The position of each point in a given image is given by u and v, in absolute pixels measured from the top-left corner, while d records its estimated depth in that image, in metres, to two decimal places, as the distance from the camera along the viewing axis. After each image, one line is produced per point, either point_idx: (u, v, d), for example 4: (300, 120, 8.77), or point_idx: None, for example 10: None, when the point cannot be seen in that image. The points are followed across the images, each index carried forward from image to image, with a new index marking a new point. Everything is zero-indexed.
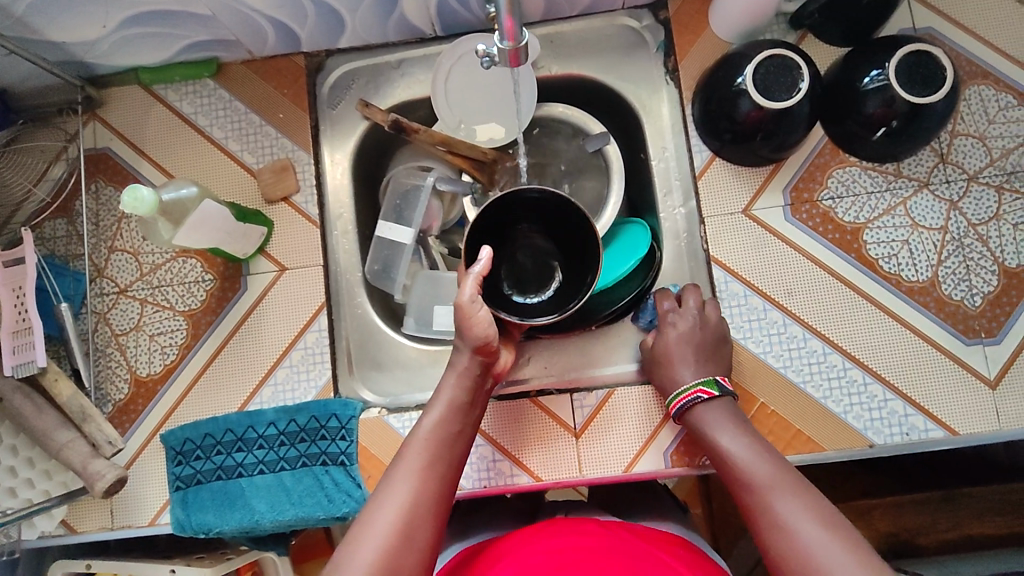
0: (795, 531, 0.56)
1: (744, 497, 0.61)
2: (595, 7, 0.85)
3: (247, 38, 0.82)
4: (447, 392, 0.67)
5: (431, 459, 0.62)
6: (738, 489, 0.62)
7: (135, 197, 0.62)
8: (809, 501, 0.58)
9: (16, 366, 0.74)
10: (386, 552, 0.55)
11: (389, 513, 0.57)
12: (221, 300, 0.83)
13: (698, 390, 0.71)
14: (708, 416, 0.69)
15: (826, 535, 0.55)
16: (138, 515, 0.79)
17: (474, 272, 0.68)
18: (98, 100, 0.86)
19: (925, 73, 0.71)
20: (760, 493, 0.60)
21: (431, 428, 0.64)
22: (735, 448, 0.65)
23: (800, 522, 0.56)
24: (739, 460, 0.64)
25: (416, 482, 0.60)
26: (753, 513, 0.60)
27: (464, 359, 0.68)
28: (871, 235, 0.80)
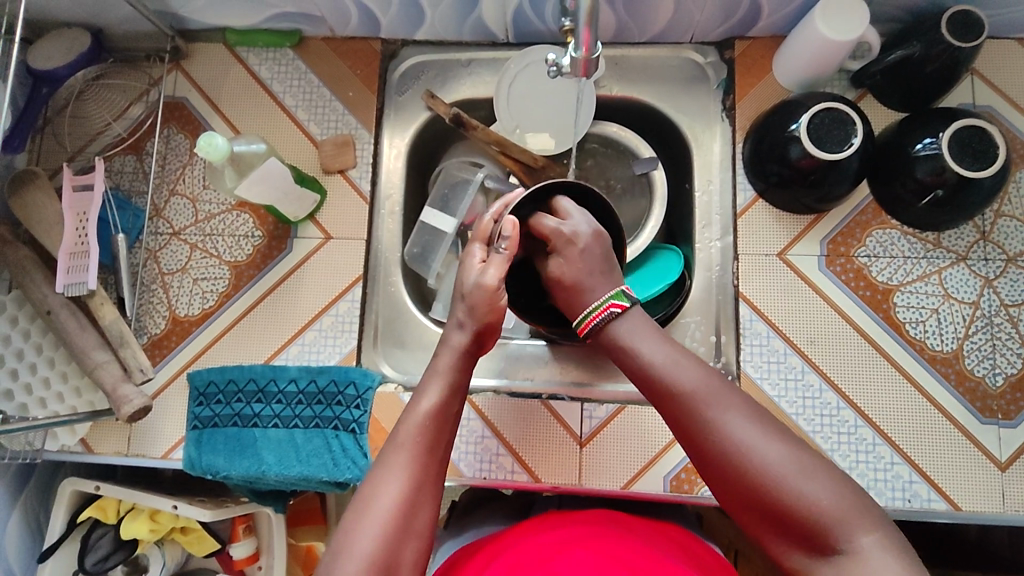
0: (734, 432, 0.53)
1: (670, 404, 0.57)
2: (665, 36, 0.88)
3: (331, 15, 0.86)
4: (444, 373, 0.65)
5: (425, 440, 0.60)
6: (662, 398, 0.57)
7: (210, 143, 0.67)
8: (748, 401, 0.55)
9: (66, 285, 0.78)
10: (383, 541, 0.54)
11: (385, 502, 0.56)
12: (266, 256, 0.87)
13: (610, 307, 0.64)
14: (622, 329, 0.62)
15: (771, 437, 0.52)
16: (153, 446, 0.83)
17: (501, 255, 0.69)
18: (184, 52, 0.91)
19: (977, 148, 0.72)
20: (689, 398, 0.55)
21: (429, 412, 0.62)
22: (651, 355, 0.59)
23: (740, 421, 0.53)
24: (659, 367, 0.58)
25: (413, 468, 0.58)
26: (686, 422, 0.55)
27: (463, 338, 0.68)
28: (902, 298, 0.80)
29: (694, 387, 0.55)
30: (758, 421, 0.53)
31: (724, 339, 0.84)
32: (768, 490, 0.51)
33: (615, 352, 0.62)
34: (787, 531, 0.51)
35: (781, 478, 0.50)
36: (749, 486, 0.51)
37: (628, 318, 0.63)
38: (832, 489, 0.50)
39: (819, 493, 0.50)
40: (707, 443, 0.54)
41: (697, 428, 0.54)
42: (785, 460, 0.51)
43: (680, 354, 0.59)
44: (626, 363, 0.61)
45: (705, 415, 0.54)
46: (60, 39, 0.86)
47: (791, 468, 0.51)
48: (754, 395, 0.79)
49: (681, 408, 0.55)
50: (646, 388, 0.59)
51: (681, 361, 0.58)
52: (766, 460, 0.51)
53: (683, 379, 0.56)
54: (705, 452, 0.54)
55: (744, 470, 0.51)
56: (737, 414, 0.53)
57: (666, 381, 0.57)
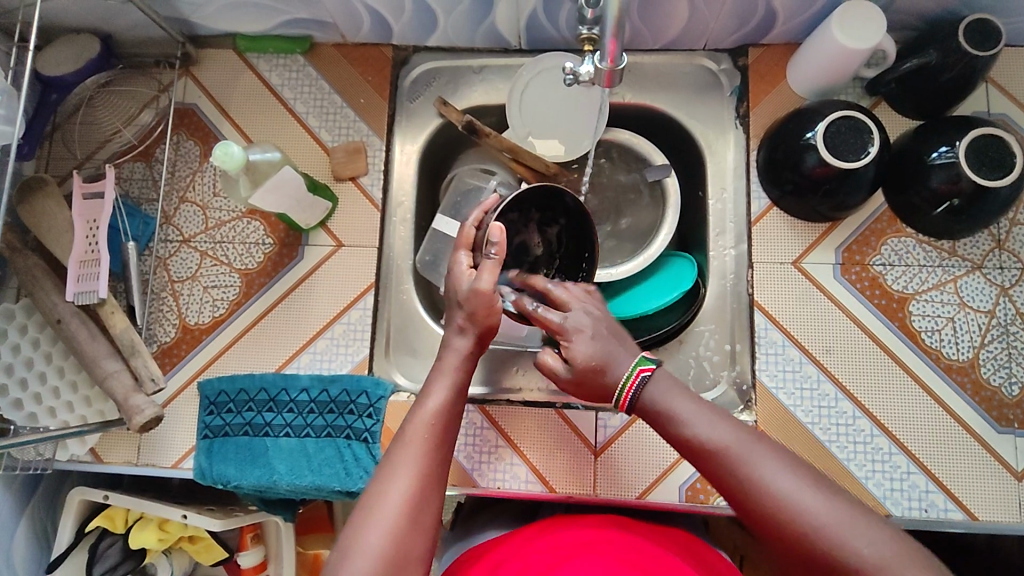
0: (777, 489, 0.50)
1: (708, 464, 0.54)
2: (679, 43, 0.88)
3: (343, 22, 0.86)
4: (450, 369, 0.64)
5: (435, 436, 0.59)
6: (699, 460, 0.54)
7: (225, 152, 0.67)
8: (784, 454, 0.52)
9: (77, 294, 0.77)
10: (393, 536, 0.53)
11: (395, 497, 0.54)
12: (277, 264, 0.86)
13: (639, 373, 0.60)
14: (649, 389, 0.59)
15: (815, 489, 0.50)
16: (163, 456, 0.82)
17: (491, 260, 0.66)
18: (194, 59, 0.90)
19: (994, 157, 0.72)
20: (726, 456, 0.53)
21: (437, 409, 0.61)
22: (682, 413, 0.56)
23: (778, 474, 0.51)
24: (692, 425, 0.55)
25: (422, 464, 0.57)
26: (727, 481, 0.52)
27: (467, 342, 0.66)
28: (917, 306, 0.80)
29: (729, 443, 0.53)
30: (801, 473, 0.51)
31: (738, 347, 0.83)
32: (815, 546, 0.48)
33: (648, 415, 0.59)
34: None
35: (830, 533, 0.47)
36: (799, 543, 0.48)
37: (657, 378, 0.60)
38: (885, 540, 0.47)
39: (864, 544, 0.47)
40: (750, 502, 0.51)
41: (736, 487, 0.52)
42: (829, 512, 0.48)
43: (716, 412, 0.56)
44: (659, 425, 0.58)
45: (744, 473, 0.51)
46: (70, 44, 0.86)
47: (838, 520, 0.48)
48: (769, 404, 0.79)
49: (719, 467, 0.53)
50: (680, 448, 0.56)
51: (719, 417, 0.55)
52: (808, 514, 0.48)
53: (717, 437, 0.54)
54: (749, 512, 0.51)
55: (790, 526, 0.49)
56: (775, 467, 0.51)
57: (701, 440, 0.54)
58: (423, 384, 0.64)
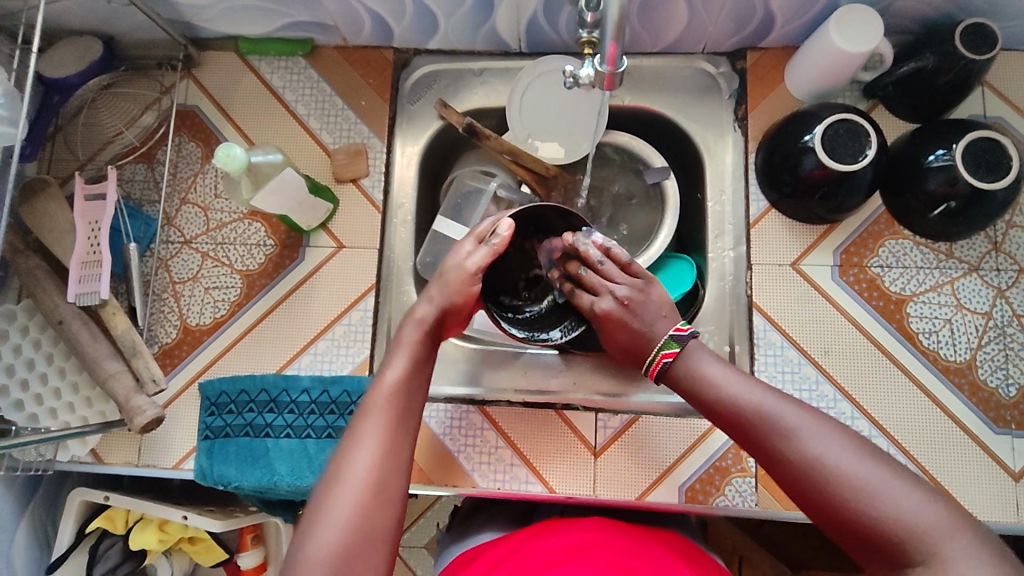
0: (812, 448, 0.51)
1: (744, 428, 0.55)
2: (678, 46, 0.88)
3: (344, 25, 0.86)
4: (409, 342, 0.64)
5: (395, 409, 0.58)
6: (737, 426, 0.56)
7: (228, 154, 0.68)
8: (824, 417, 0.53)
9: (79, 294, 0.78)
10: (360, 507, 0.52)
11: (360, 468, 0.54)
12: (278, 265, 0.86)
13: (661, 357, 0.63)
14: (687, 363, 0.61)
15: (850, 447, 0.51)
16: (164, 457, 0.83)
17: (489, 246, 0.67)
18: (196, 61, 0.91)
19: (990, 160, 0.72)
20: (761, 420, 0.54)
21: (396, 381, 0.60)
22: (718, 383, 0.58)
23: (815, 434, 0.52)
24: (728, 392, 0.57)
25: (385, 436, 0.57)
26: (763, 447, 0.54)
27: (428, 311, 0.66)
28: (915, 308, 0.81)
29: (765, 409, 0.54)
30: (837, 433, 0.52)
31: (737, 349, 0.83)
32: (852, 507, 0.48)
33: (685, 389, 0.61)
34: (877, 552, 0.48)
35: (868, 492, 0.48)
36: (838, 505, 0.49)
37: (694, 352, 0.62)
38: (919, 501, 0.47)
39: (902, 501, 0.47)
40: (787, 462, 0.52)
41: (772, 450, 0.53)
42: (865, 469, 0.49)
43: (749, 381, 0.58)
44: (694, 395, 0.60)
45: (782, 437, 0.53)
46: (72, 47, 0.87)
47: (875, 482, 0.48)
48: None
49: (755, 433, 0.54)
50: (717, 415, 0.58)
51: (752, 384, 0.57)
52: (844, 470, 0.49)
53: (755, 402, 0.55)
54: (786, 477, 0.52)
55: (827, 485, 0.50)
56: (812, 430, 0.52)
57: (736, 405, 0.56)
58: (384, 358, 0.64)
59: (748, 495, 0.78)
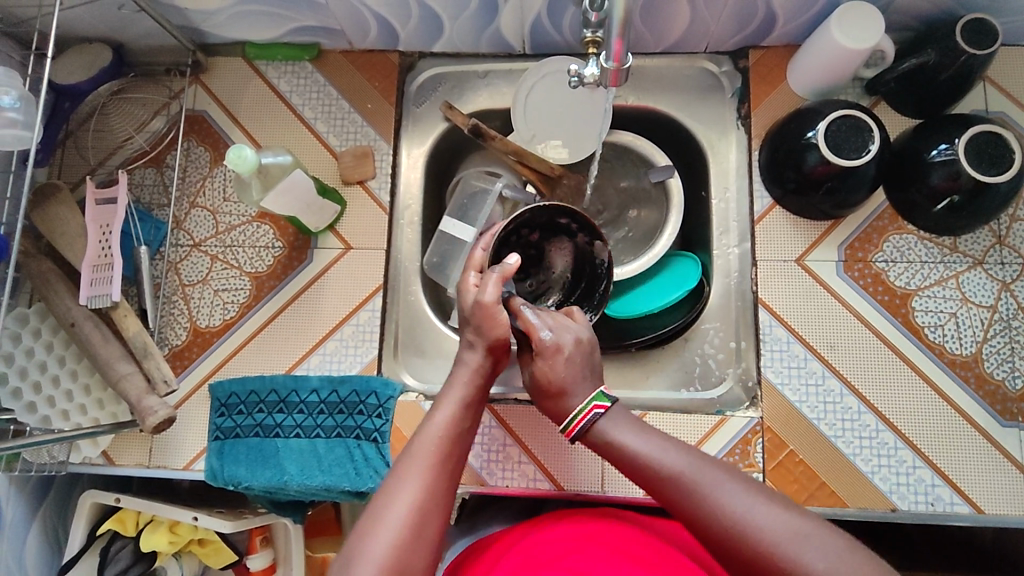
0: (731, 505, 0.52)
1: (658, 488, 0.57)
2: (680, 46, 0.89)
3: (350, 29, 0.87)
4: (457, 388, 0.66)
5: (442, 452, 0.60)
6: (652, 487, 0.57)
7: (239, 156, 0.69)
8: (738, 475, 0.55)
9: (90, 297, 0.79)
10: (397, 546, 0.53)
11: (399, 511, 0.55)
12: (287, 266, 0.87)
13: (591, 409, 0.62)
14: (607, 425, 0.62)
15: (768, 504, 0.52)
16: (175, 458, 0.83)
17: (496, 271, 0.68)
18: (204, 66, 0.92)
19: (993, 153, 0.73)
20: (678, 483, 0.55)
21: (443, 424, 0.62)
22: (635, 443, 0.59)
23: (731, 491, 0.53)
24: (647, 454, 0.58)
25: (429, 477, 0.58)
26: (683, 507, 0.55)
27: (477, 357, 0.67)
28: (920, 302, 0.81)
29: (686, 467, 0.56)
30: (753, 490, 0.54)
31: (743, 345, 0.84)
32: (772, 563, 0.49)
33: (609, 452, 0.61)
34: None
35: (782, 548, 0.49)
36: (756, 562, 0.50)
37: (616, 414, 0.62)
38: (839, 556, 0.48)
39: (817, 556, 0.48)
40: (705, 519, 0.53)
41: (694, 513, 0.54)
42: (781, 526, 0.51)
43: (668, 441, 0.59)
44: (616, 460, 0.60)
45: (703, 496, 0.54)
46: (83, 54, 0.88)
47: (790, 535, 0.50)
48: (775, 399, 0.80)
49: (674, 496, 0.55)
50: (636, 478, 0.59)
51: (670, 445, 0.59)
52: (763, 529, 0.51)
53: (672, 464, 0.57)
54: (712, 540, 0.52)
55: (745, 540, 0.51)
56: (730, 488, 0.54)
57: (657, 467, 0.57)
58: (432, 403, 0.65)
59: None
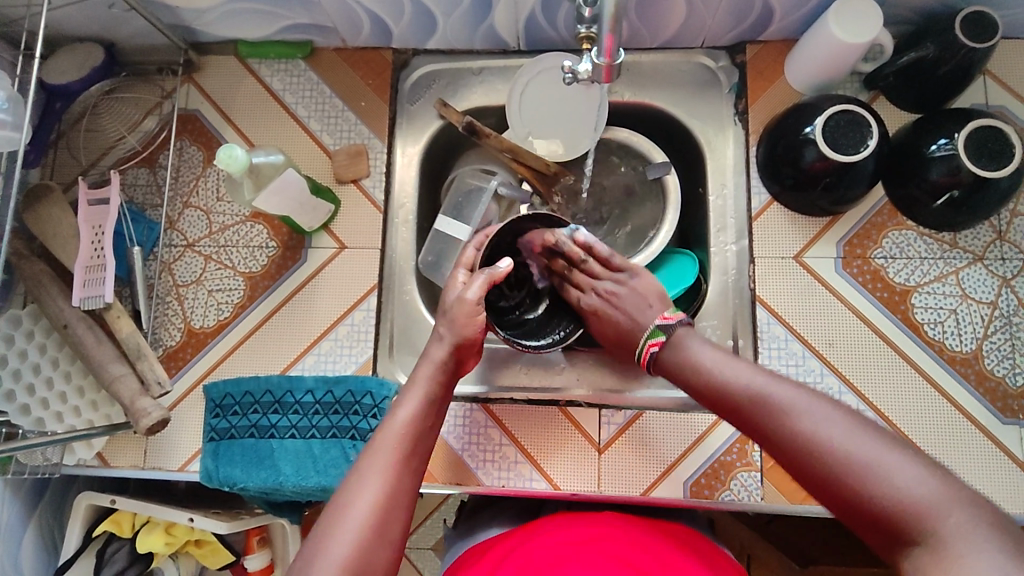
0: (806, 424, 0.51)
1: (733, 409, 0.57)
2: (677, 42, 0.89)
3: (343, 26, 0.87)
4: (421, 382, 0.65)
5: (403, 447, 0.59)
6: (726, 407, 0.57)
7: (229, 155, 0.68)
8: (819, 396, 0.53)
9: (83, 299, 0.78)
10: (359, 546, 0.53)
11: (360, 511, 0.55)
12: (281, 266, 0.87)
13: (649, 345, 0.66)
14: (680, 350, 0.64)
15: (846, 423, 0.50)
16: (170, 459, 0.83)
17: (486, 274, 0.70)
18: (196, 65, 0.91)
19: (994, 148, 0.72)
20: (758, 400, 0.55)
21: (407, 420, 0.62)
22: (710, 366, 0.60)
23: (808, 410, 0.52)
24: (723, 374, 0.58)
25: (389, 475, 0.57)
26: (758, 424, 0.54)
27: (442, 351, 0.68)
28: (919, 299, 0.80)
29: (758, 390, 0.55)
30: (831, 409, 0.51)
31: (742, 343, 0.82)
32: (849, 485, 0.48)
33: (684, 374, 0.62)
34: (880, 526, 0.46)
35: (861, 469, 0.47)
36: (831, 482, 0.48)
37: (682, 340, 0.64)
38: (923, 479, 0.46)
39: (900, 479, 0.46)
40: (780, 437, 0.52)
41: (770, 429, 0.53)
42: (862, 447, 0.48)
43: (739, 362, 0.59)
44: (690, 380, 0.61)
45: (777, 416, 0.53)
46: (74, 53, 0.87)
47: (871, 457, 0.47)
48: None
49: (747, 414, 0.55)
50: (711, 399, 0.59)
51: (743, 367, 0.58)
52: (841, 449, 0.48)
53: (747, 382, 0.56)
54: (789, 457, 0.51)
55: (821, 458, 0.49)
56: (806, 407, 0.52)
57: (732, 387, 0.57)
58: (396, 397, 0.65)
59: (754, 489, 0.77)
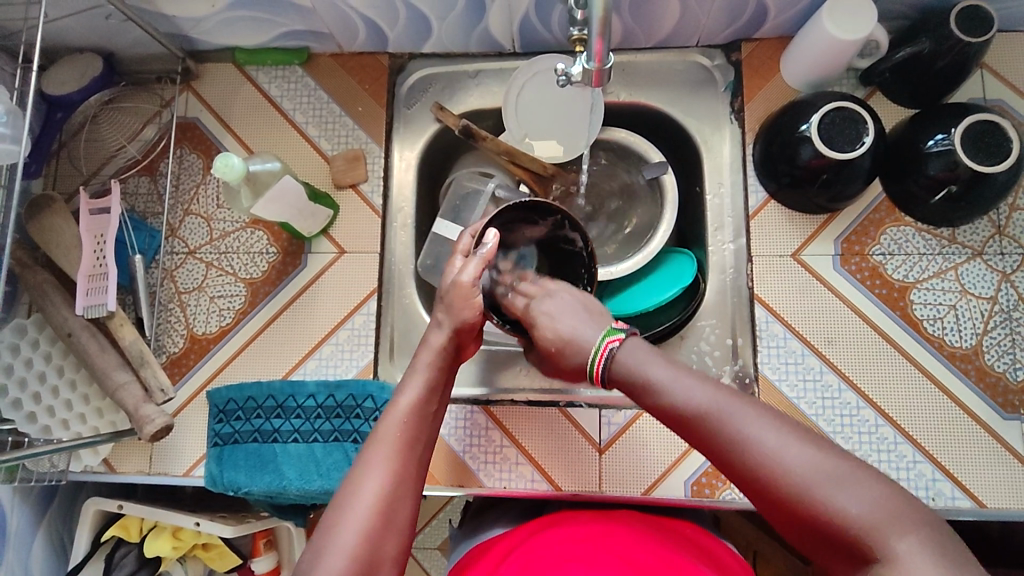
0: (765, 446, 0.49)
1: (687, 427, 0.54)
2: (672, 41, 0.89)
3: (339, 33, 0.87)
4: (421, 370, 0.66)
5: (407, 435, 0.61)
6: (681, 426, 0.54)
7: (226, 164, 0.69)
8: (772, 411, 0.52)
9: (87, 307, 0.79)
10: (366, 533, 0.54)
11: (367, 499, 0.55)
12: (282, 272, 0.87)
13: (607, 344, 0.60)
14: (626, 357, 0.59)
15: (800, 443, 0.49)
16: (175, 464, 0.84)
17: (478, 255, 0.70)
18: (194, 73, 0.92)
19: (990, 143, 0.72)
20: (711, 422, 0.52)
21: (408, 407, 0.62)
22: (659, 382, 0.56)
23: (763, 432, 0.50)
24: (672, 393, 0.55)
25: (395, 462, 0.58)
26: (712, 446, 0.52)
27: (441, 337, 0.69)
28: (919, 295, 0.80)
29: (714, 407, 0.52)
30: (784, 428, 0.50)
31: (740, 342, 0.83)
32: (804, 507, 0.47)
33: (631, 386, 0.58)
34: (840, 550, 0.47)
35: (817, 490, 0.47)
36: (789, 504, 0.48)
37: (631, 346, 0.59)
38: (877, 498, 0.46)
39: (854, 502, 0.46)
40: (738, 459, 0.50)
41: (725, 450, 0.51)
42: (819, 468, 0.48)
43: (689, 375, 0.55)
44: (638, 394, 0.57)
45: (733, 436, 0.50)
46: (74, 64, 0.88)
47: (827, 477, 0.47)
48: (772, 396, 0.79)
49: (702, 433, 0.52)
50: (662, 416, 0.56)
51: (694, 381, 0.54)
52: (798, 471, 0.48)
53: (702, 397, 0.53)
54: (745, 482, 0.50)
55: (778, 482, 0.48)
56: (761, 426, 0.50)
57: (688, 408, 0.53)
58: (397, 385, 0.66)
59: None
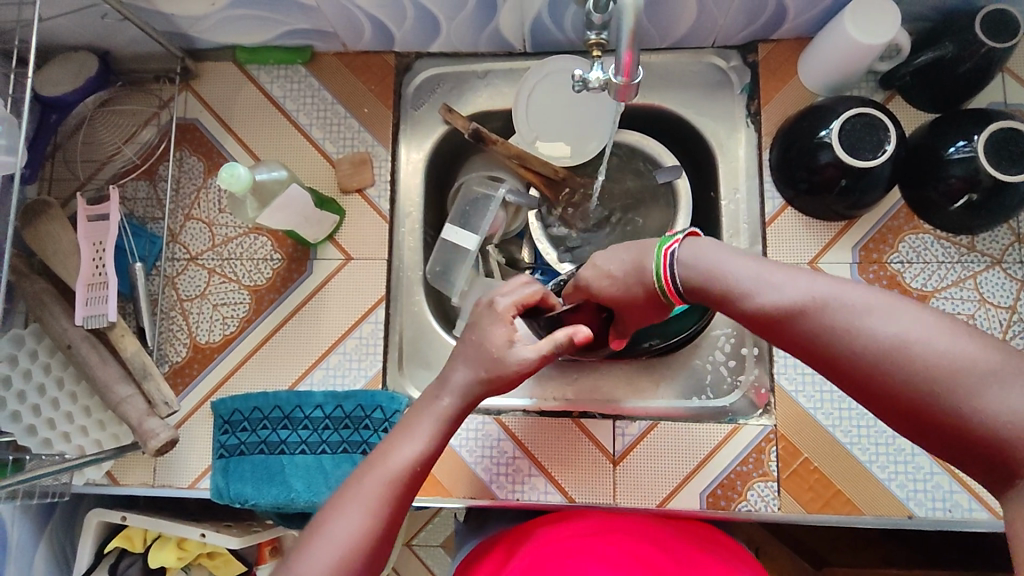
0: (877, 334, 0.48)
1: (781, 326, 0.53)
2: (687, 42, 0.86)
3: (344, 32, 0.84)
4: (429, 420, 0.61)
5: (397, 489, 0.57)
6: (772, 328, 0.54)
7: (231, 175, 0.66)
8: (886, 296, 0.50)
9: (86, 317, 0.77)
10: None
11: (338, 536, 0.54)
12: (286, 279, 0.85)
13: (668, 249, 0.62)
14: (699, 258, 0.59)
15: (920, 327, 0.47)
16: (179, 476, 0.82)
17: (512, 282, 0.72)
18: (194, 72, 0.89)
19: (1015, 151, 0.70)
20: (812, 312, 0.51)
21: (406, 459, 0.58)
22: (746, 282, 0.55)
23: (875, 319, 0.48)
24: (762, 292, 0.54)
25: (372, 515, 0.55)
26: (812, 343, 0.51)
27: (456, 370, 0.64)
28: (937, 304, 0.79)
29: (816, 296, 0.51)
30: (898, 311, 0.48)
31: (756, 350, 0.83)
32: (928, 399, 0.46)
33: (712, 292, 0.58)
34: (972, 450, 0.45)
35: (942, 378, 0.45)
36: (904, 396, 0.46)
37: (709, 250, 0.59)
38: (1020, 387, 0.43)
39: (991, 392, 0.44)
40: (845, 355, 0.49)
41: (828, 344, 0.50)
42: (946, 350, 0.45)
43: (779, 272, 0.55)
44: (723, 299, 0.57)
45: (840, 328, 0.49)
46: (67, 63, 0.85)
47: (953, 364, 0.45)
48: (787, 405, 0.78)
49: (799, 327, 0.52)
50: (752, 319, 0.55)
51: (785, 279, 0.54)
52: (921, 357, 0.46)
53: (797, 292, 0.52)
54: (853, 377, 0.49)
55: (892, 373, 0.47)
56: (874, 313, 0.49)
57: (780, 303, 0.53)
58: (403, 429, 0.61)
59: (771, 500, 0.77)
